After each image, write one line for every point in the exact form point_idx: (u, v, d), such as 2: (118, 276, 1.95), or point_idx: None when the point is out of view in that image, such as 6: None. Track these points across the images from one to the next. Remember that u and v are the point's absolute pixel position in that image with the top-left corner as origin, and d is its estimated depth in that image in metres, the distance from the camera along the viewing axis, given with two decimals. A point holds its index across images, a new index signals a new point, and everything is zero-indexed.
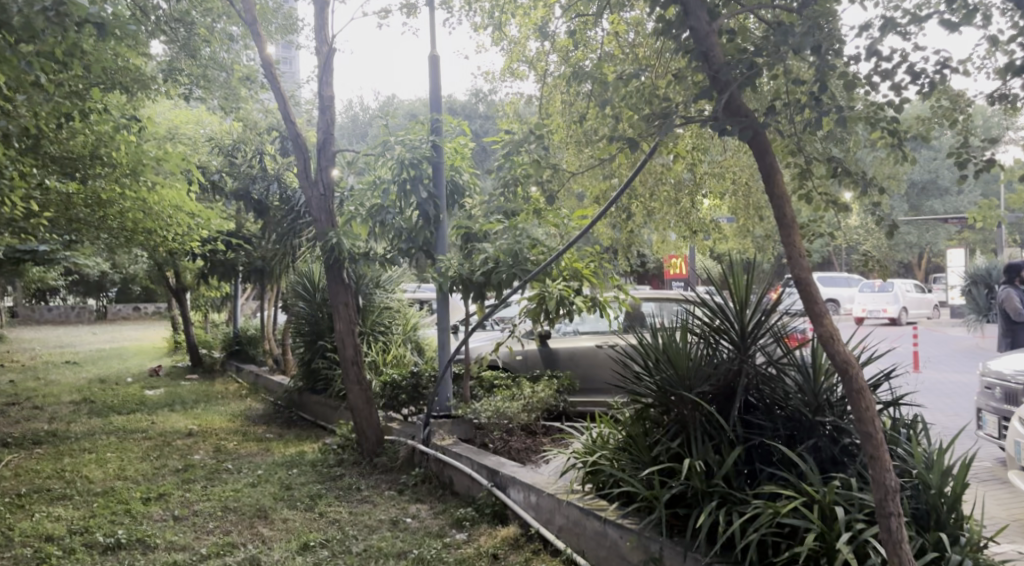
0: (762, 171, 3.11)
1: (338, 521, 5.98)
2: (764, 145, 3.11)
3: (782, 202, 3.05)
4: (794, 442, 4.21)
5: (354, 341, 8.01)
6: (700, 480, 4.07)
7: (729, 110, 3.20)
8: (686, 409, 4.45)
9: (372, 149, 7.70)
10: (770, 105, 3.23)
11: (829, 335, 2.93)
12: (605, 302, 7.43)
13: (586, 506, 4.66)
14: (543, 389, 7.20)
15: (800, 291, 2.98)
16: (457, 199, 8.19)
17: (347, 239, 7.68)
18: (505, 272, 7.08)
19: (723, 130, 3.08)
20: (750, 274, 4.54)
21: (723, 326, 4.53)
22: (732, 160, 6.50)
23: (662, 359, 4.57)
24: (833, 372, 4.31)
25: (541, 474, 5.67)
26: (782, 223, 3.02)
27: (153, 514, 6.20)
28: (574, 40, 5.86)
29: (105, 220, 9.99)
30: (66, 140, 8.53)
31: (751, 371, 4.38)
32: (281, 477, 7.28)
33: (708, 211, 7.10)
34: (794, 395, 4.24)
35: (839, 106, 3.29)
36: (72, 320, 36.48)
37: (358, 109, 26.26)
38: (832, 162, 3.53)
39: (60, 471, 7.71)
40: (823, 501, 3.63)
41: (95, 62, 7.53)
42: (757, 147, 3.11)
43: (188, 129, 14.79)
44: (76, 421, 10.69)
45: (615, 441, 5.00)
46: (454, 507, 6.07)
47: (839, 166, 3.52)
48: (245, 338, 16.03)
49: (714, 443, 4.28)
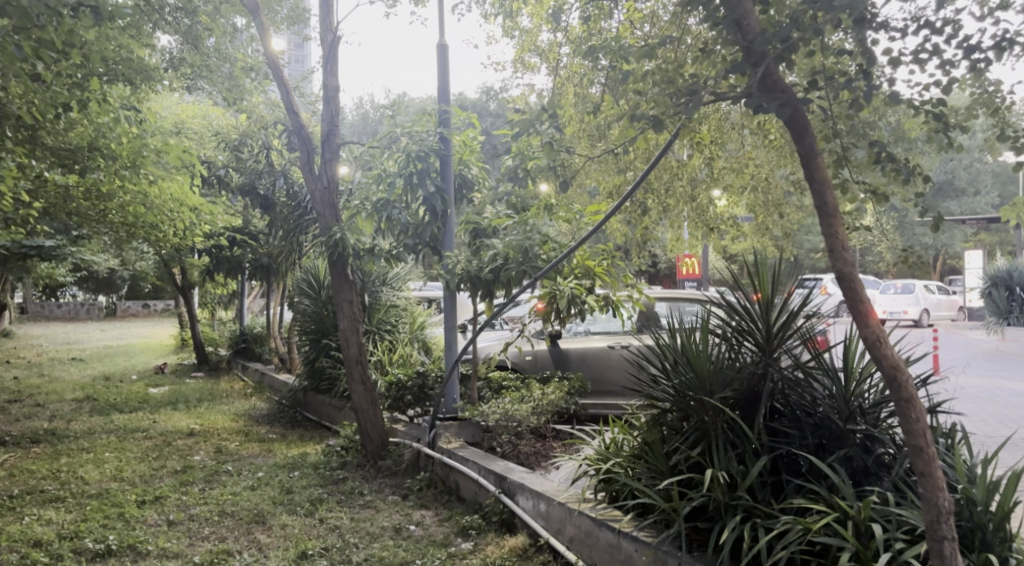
0: (800, 153, 2.83)
1: (338, 527, 5.73)
2: (804, 125, 2.83)
3: (823, 188, 2.78)
4: (823, 452, 3.93)
5: (358, 339, 7.75)
6: (722, 492, 3.78)
7: (764, 86, 2.95)
8: (707, 415, 4.16)
9: (377, 141, 7.44)
10: (809, 83, 2.96)
11: (877, 337, 2.65)
12: (618, 302, 7.15)
13: (600, 517, 4.38)
14: (553, 392, 6.92)
15: (843, 287, 2.70)
16: (465, 193, 7.84)
17: (351, 234, 7.47)
18: (514, 269, 6.81)
19: (759, 107, 2.80)
20: (776, 272, 4.26)
21: (747, 328, 4.24)
22: (751, 155, 6.23)
23: (681, 362, 4.31)
24: (864, 377, 4.04)
25: (551, 481, 5.39)
26: (824, 212, 2.74)
27: (146, 518, 5.97)
28: (587, 28, 5.60)
29: (106, 214, 9.75)
30: (65, 131, 8.33)
31: (777, 376, 4.09)
32: (281, 480, 7.04)
33: (725, 209, 6.67)
34: (823, 401, 3.98)
35: (881, 85, 3.04)
36: (82, 316, 36.61)
37: (368, 105, 25.99)
38: (874, 148, 3.24)
39: (55, 472, 7.49)
40: (858, 517, 3.34)
41: (92, 50, 7.30)
42: (795, 124, 2.84)
43: (195, 123, 14.57)
44: (77, 419, 10.51)
45: (630, 448, 4.72)
46: (459, 515, 5.81)
47: (881, 152, 3.23)
48: (251, 336, 15.82)
49: (738, 452, 3.99)
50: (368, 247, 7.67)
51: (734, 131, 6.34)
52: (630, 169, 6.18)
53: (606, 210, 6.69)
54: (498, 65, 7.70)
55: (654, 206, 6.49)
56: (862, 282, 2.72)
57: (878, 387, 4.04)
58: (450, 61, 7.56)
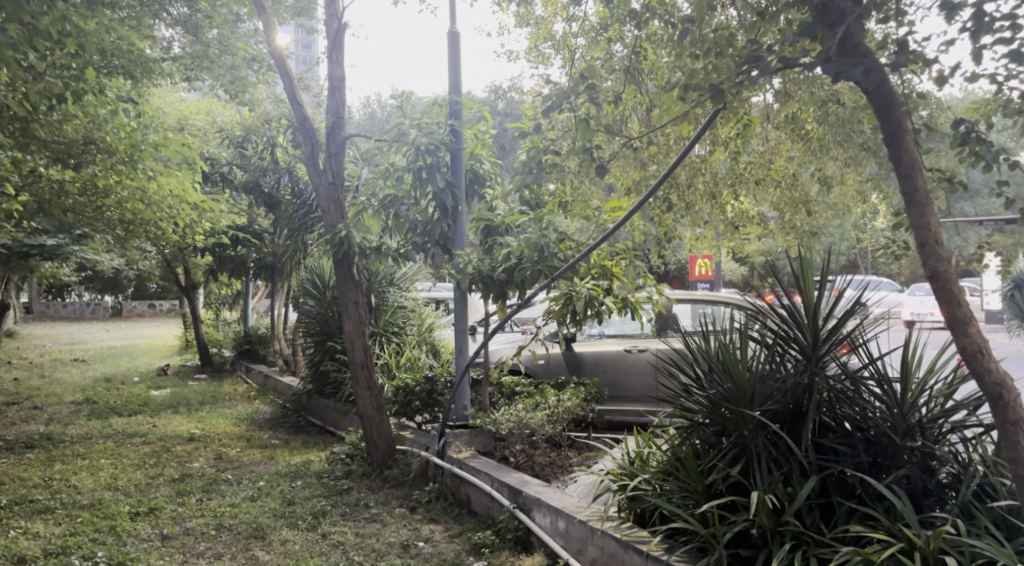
0: (888, 127, 2.92)
1: (342, 543, 5.37)
2: (888, 99, 2.92)
3: (913, 174, 2.83)
4: (877, 470, 3.60)
5: (364, 342, 7.36)
6: (768, 516, 3.43)
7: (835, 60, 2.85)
8: (747, 430, 3.80)
9: (384, 134, 7.04)
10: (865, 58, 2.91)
11: (978, 348, 2.70)
12: (638, 304, 6.72)
13: (625, 538, 3.98)
14: (569, 398, 6.53)
15: (938, 285, 2.76)
16: (477, 189, 7.41)
17: (356, 232, 7.04)
18: (529, 269, 6.41)
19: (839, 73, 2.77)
20: (822, 272, 3.88)
21: (792, 335, 3.88)
22: (784, 146, 6.03)
23: (717, 369, 3.95)
24: (920, 390, 3.72)
25: (571, 496, 5.02)
26: (914, 198, 2.83)
27: (139, 533, 5.61)
28: (609, 10, 5.24)
29: (102, 211, 9.34)
30: (59, 124, 7.91)
31: (824, 386, 3.75)
32: (283, 490, 6.68)
33: (751, 207, 6.33)
34: (877, 415, 3.64)
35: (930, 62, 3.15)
36: (87, 316, 36.43)
37: (375, 104, 25.41)
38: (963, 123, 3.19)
39: (47, 480, 7.14)
40: (928, 548, 3.03)
41: (88, 41, 6.98)
42: (879, 91, 3.00)
43: (198, 120, 14.23)
44: (74, 423, 10.17)
45: (658, 463, 4.33)
46: (471, 530, 5.45)
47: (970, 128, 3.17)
48: (255, 337, 15.51)
49: (784, 472, 3.64)
50: (375, 245, 7.28)
51: (759, 125, 5.98)
52: (653, 163, 5.92)
53: (626, 207, 6.34)
54: (510, 55, 7.33)
55: (676, 202, 6.10)
56: (956, 283, 2.74)
57: (935, 401, 3.72)
58: (461, 50, 7.20)
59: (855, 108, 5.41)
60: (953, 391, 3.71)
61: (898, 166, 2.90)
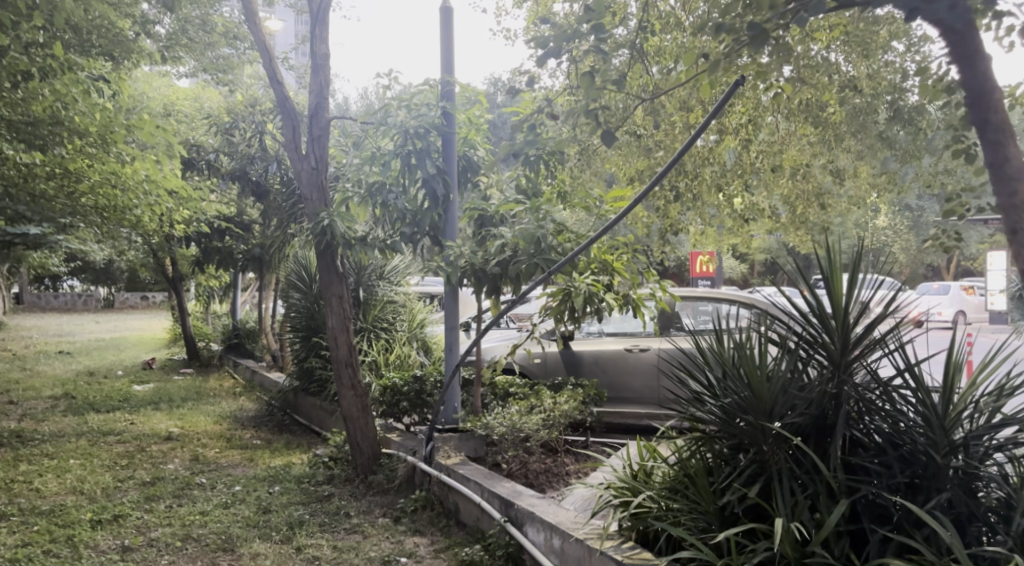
0: (978, 80, 3.39)
1: (317, 559, 4.93)
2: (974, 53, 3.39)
3: (998, 131, 3.32)
4: (914, 492, 3.20)
5: (348, 339, 6.90)
6: (792, 546, 3.04)
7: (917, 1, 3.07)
8: (766, 444, 3.39)
9: (369, 116, 6.57)
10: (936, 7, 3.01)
11: None
12: (640, 301, 6.25)
13: (627, 562, 3.55)
14: (566, 401, 6.09)
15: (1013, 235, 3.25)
16: (470, 177, 6.99)
17: (341, 221, 6.55)
18: (524, 262, 5.82)
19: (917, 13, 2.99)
20: (855, 267, 3.45)
21: (817, 337, 3.46)
22: (799, 133, 5.64)
23: (733, 375, 3.51)
24: (964, 401, 3.28)
25: (568, 511, 4.57)
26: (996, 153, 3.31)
27: (98, 544, 5.17)
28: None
29: (75, 198, 8.88)
30: (24, 104, 7.44)
31: (853, 395, 3.36)
32: (259, 497, 6.23)
33: (759, 198, 5.92)
34: (914, 428, 3.23)
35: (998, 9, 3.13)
36: (79, 308, 35.90)
37: (366, 92, 24.80)
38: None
39: (9, 482, 6.71)
40: None
41: (55, 14, 6.54)
42: (967, 37, 3.39)
43: (185, 106, 13.78)
44: (48, 420, 9.71)
45: (664, 477, 3.90)
46: (459, 545, 5.01)
47: None
48: (243, 331, 15.07)
49: (809, 494, 3.24)
50: (360, 235, 6.70)
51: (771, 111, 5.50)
52: (659, 149, 5.76)
53: (628, 196, 5.88)
54: (508, 35, 6.89)
55: (684, 192, 5.73)
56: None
57: (981, 414, 3.30)
58: (454, 28, 6.74)
59: (874, 96, 5.06)
60: (1002, 403, 3.26)
61: (985, 128, 3.36)
